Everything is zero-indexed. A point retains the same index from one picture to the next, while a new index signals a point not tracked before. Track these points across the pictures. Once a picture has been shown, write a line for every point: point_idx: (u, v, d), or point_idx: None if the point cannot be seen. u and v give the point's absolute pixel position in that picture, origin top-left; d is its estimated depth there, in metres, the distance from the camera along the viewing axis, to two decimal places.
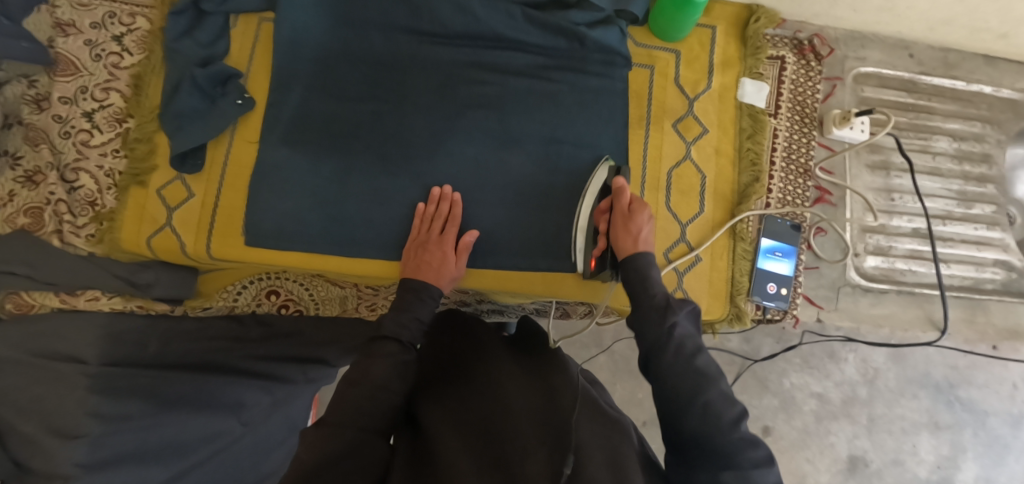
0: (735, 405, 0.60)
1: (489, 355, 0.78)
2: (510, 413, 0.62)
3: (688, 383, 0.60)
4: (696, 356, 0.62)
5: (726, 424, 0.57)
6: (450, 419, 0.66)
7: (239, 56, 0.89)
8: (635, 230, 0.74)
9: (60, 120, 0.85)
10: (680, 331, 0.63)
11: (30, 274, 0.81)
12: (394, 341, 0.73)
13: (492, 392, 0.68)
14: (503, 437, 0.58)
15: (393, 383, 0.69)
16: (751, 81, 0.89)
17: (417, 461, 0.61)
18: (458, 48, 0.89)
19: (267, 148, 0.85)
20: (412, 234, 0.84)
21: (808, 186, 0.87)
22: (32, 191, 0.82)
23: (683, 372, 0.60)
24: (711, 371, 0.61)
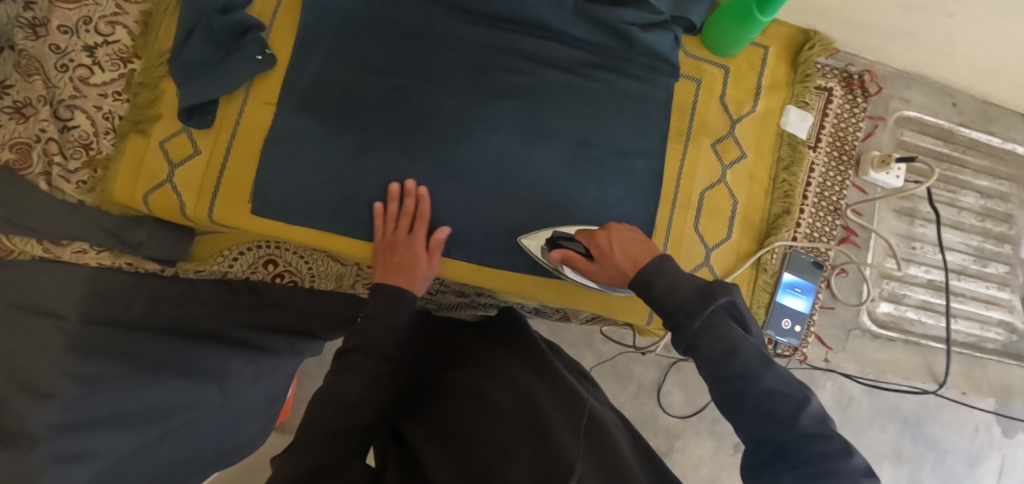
0: (791, 396, 0.52)
1: (472, 356, 0.78)
2: (479, 417, 0.62)
3: (731, 386, 0.53)
4: (735, 357, 0.54)
5: (781, 423, 0.51)
6: (427, 427, 0.65)
7: (263, 6, 0.80)
8: (611, 273, 0.66)
9: (57, 50, 0.76)
10: (714, 331, 0.55)
11: (10, 218, 0.74)
12: (365, 353, 0.69)
13: (465, 391, 0.68)
14: (476, 444, 0.58)
15: (369, 402, 0.66)
16: (796, 110, 0.86)
17: (403, 473, 0.60)
18: (499, 30, 0.81)
19: (282, 113, 0.78)
20: (375, 236, 0.79)
21: (836, 224, 0.86)
22: (19, 125, 0.74)
23: (725, 377, 0.54)
24: (753, 362, 0.53)
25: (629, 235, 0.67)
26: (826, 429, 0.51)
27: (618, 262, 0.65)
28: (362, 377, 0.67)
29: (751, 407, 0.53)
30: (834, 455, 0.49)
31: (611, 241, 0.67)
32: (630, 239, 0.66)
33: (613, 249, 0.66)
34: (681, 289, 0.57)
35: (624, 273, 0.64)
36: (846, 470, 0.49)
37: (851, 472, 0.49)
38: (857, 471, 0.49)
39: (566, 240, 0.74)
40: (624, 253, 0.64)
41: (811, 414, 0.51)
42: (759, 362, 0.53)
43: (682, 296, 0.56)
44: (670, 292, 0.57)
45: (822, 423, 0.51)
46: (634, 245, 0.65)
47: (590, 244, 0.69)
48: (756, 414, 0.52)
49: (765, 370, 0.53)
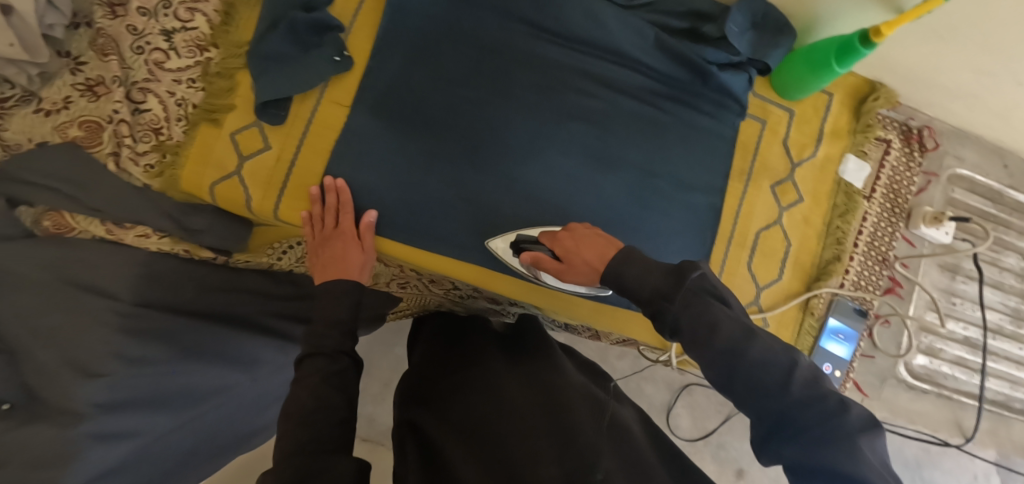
0: (779, 365, 0.50)
1: (484, 354, 0.80)
2: (502, 418, 0.63)
3: (721, 362, 0.52)
4: (718, 332, 0.52)
5: (774, 392, 0.50)
6: (448, 421, 0.66)
7: (344, 7, 0.80)
8: (581, 270, 0.65)
9: (134, 32, 0.79)
10: (695, 311, 0.53)
11: (74, 195, 0.76)
12: (321, 351, 0.68)
13: (483, 387, 0.70)
14: (501, 443, 0.59)
15: (332, 397, 0.64)
16: (855, 159, 0.87)
17: (424, 462, 0.61)
18: (577, 52, 0.81)
19: (355, 116, 0.78)
20: (308, 237, 0.78)
21: (882, 274, 0.88)
22: (90, 102, 0.78)
23: (714, 356, 0.52)
24: (736, 334, 0.51)
25: (589, 233, 0.67)
26: (817, 389, 0.50)
27: (586, 258, 0.64)
28: (322, 377, 0.65)
29: (743, 383, 0.51)
30: (827, 413, 0.49)
31: (575, 239, 0.67)
32: (592, 236, 0.66)
33: (579, 246, 0.66)
34: (653, 275, 0.57)
35: (594, 269, 0.63)
36: (841, 427, 0.49)
37: (847, 428, 0.49)
38: (854, 423, 0.49)
39: (530, 243, 0.76)
40: (589, 249, 0.64)
41: (802, 376, 0.50)
42: (742, 333, 0.51)
43: (660, 283, 0.56)
44: (644, 280, 0.57)
45: (813, 384, 0.50)
46: (597, 240, 0.65)
47: (554, 246, 0.69)
48: (749, 389, 0.51)
49: (749, 340, 0.51)
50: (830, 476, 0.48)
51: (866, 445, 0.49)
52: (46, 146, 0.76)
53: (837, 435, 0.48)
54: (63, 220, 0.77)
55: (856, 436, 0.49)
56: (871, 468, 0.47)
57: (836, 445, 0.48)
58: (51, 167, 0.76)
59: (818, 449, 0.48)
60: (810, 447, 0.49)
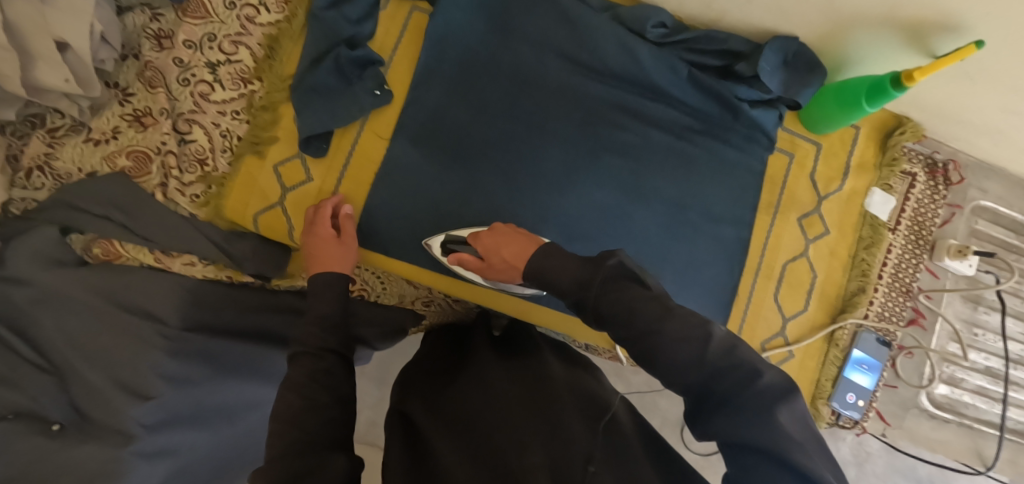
0: (693, 336, 0.47)
1: (478, 352, 0.79)
2: (489, 410, 0.61)
3: (643, 345, 0.49)
4: (640, 314, 0.49)
5: (694, 365, 0.46)
6: (436, 410, 0.66)
7: (384, 41, 0.83)
8: (502, 267, 0.69)
9: (180, 64, 0.81)
10: (613, 299, 0.51)
11: (126, 223, 0.78)
12: (307, 349, 0.62)
13: (474, 380, 0.69)
14: (487, 433, 0.57)
15: (320, 395, 0.57)
16: (880, 192, 0.89)
17: (406, 445, 0.60)
18: (611, 86, 0.83)
19: (396, 148, 0.81)
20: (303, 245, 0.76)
21: (906, 306, 0.89)
22: (138, 132, 0.81)
23: (635, 338, 0.49)
24: (654, 313, 0.48)
25: (508, 231, 0.70)
26: (734, 357, 0.46)
27: (506, 256, 0.68)
28: (310, 372, 0.59)
29: (664, 361, 0.48)
30: (742, 379, 0.45)
31: (496, 239, 0.70)
32: (511, 235, 0.69)
33: (499, 246, 0.69)
34: (566, 268, 0.57)
35: (514, 267, 0.67)
36: (757, 392, 0.44)
37: (762, 395, 0.44)
38: (772, 389, 0.45)
39: (463, 245, 0.76)
40: (506, 247, 0.68)
41: (717, 344, 0.47)
42: (660, 312, 0.48)
43: (574, 275, 0.56)
44: (559, 273, 0.57)
45: (728, 352, 0.46)
46: (515, 240, 0.68)
47: (479, 245, 0.72)
48: (673, 365, 0.47)
49: (666, 318, 0.48)
50: (759, 456, 0.43)
51: (787, 414, 0.44)
52: (96, 175, 0.80)
53: (758, 403, 0.44)
54: (111, 247, 0.78)
55: (773, 400, 0.44)
56: (793, 440, 0.43)
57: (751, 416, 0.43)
58: (99, 193, 0.78)
59: (736, 420, 0.44)
60: (729, 417, 0.44)
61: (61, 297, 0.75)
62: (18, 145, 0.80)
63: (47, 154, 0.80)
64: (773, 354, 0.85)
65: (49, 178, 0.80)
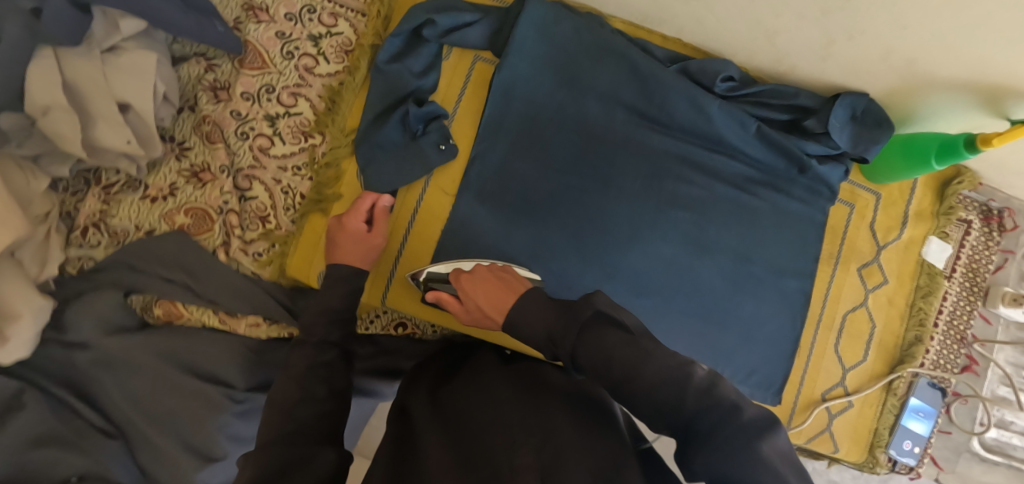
0: (672, 380, 0.43)
1: (478, 354, 0.76)
2: (485, 412, 0.58)
3: (622, 392, 0.45)
4: (616, 361, 0.45)
5: (672, 407, 0.42)
6: (431, 408, 0.63)
7: (447, 92, 0.82)
8: (478, 314, 0.63)
9: (239, 117, 0.79)
10: (591, 349, 0.46)
11: (190, 284, 0.76)
12: (313, 340, 0.63)
13: (471, 383, 0.66)
14: (476, 434, 0.54)
15: (317, 389, 0.58)
16: (937, 241, 0.89)
17: (394, 449, 0.58)
18: (678, 140, 0.82)
19: (462, 204, 0.80)
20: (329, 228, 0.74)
21: (960, 353, 0.90)
22: (196, 188, 0.78)
23: (611, 384, 0.45)
24: (632, 358, 0.44)
25: (491, 274, 0.65)
26: (715, 395, 0.42)
27: (480, 303, 0.62)
28: (309, 365, 0.59)
29: (645, 405, 0.44)
30: (721, 413, 0.40)
31: (474, 282, 0.65)
32: (491, 278, 0.64)
33: (475, 289, 0.64)
34: (544, 317, 0.52)
35: (488, 314, 0.61)
36: (737, 425, 0.39)
37: (745, 429, 0.39)
38: (755, 425, 0.40)
39: (442, 283, 0.73)
40: (483, 296, 0.62)
41: (698, 380, 0.43)
42: (636, 358, 0.44)
43: (550, 326, 0.50)
44: (536, 324, 0.52)
45: (708, 389, 0.42)
46: (493, 285, 0.62)
47: (459, 285, 0.67)
48: (652, 409, 0.43)
49: (643, 361, 0.44)
50: None
51: (771, 451, 0.39)
52: (154, 233, 0.77)
53: (738, 442, 0.39)
54: (174, 308, 0.77)
55: (754, 432, 0.39)
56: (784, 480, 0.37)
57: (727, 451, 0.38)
58: (159, 253, 0.76)
59: (720, 463, 0.38)
60: (709, 459, 0.39)
61: (125, 363, 0.74)
62: (72, 203, 0.79)
63: (102, 211, 0.78)
64: (834, 404, 0.85)
65: (105, 235, 0.78)
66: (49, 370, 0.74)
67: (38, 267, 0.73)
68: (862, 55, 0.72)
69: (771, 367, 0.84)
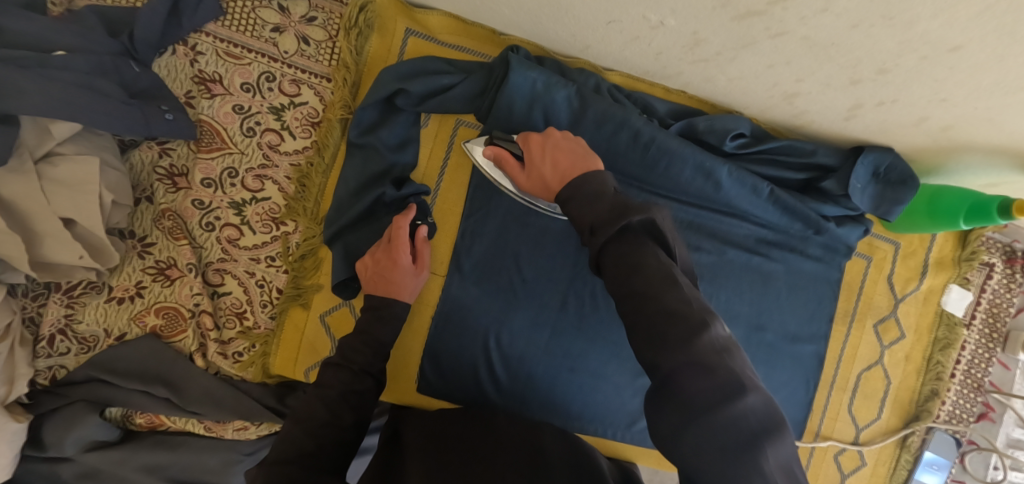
0: (687, 316, 0.40)
1: (485, 399, 0.76)
2: (474, 453, 0.59)
3: (628, 306, 0.43)
4: (641, 273, 0.43)
5: (670, 347, 0.39)
6: (424, 437, 0.63)
7: (427, 167, 0.76)
8: (535, 182, 0.59)
9: (201, 206, 0.73)
10: (624, 246, 0.45)
11: (172, 397, 0.71)
12: (350, 366, 0.61)
13: (476, 425, 0.66)
14: (460, 471, 0.53)
15: (344, 416, 0.57)
16: (958, 288, 0.83)
17: (379, 467, 0.59)
18: (683, 205, 0.76)
19: (455, 287, 0.75)
20: (369, 263, 0.69)
21: (977, 401, 0.86)
22: (164, 287, 0.73)
23: (623, 295, 0.44)
24: (655, 282, 0.42)
25: (568, 145, 0.60)
26: (719, 360, 0.38)
27: (545, 174, 0.58)
28: (342, 392, 0.58)
29: (644, 330, 0.42)
30: (721, 394, 0.37)
31: (544, 150, 0.60)
32: (563, 148, 0.59)
33: (545, 157, 0.59)
34: (601, 204, 0.48)
35: (547, 184, 0.58)
36: (738, 415, 0.36)
37: (745, 421, 0.37)
38: (757, 414, 0.37)
39: (506, 143, 0.66)
40: (553, 166, 0.57)
41: (711, 336, 0.39)
42: (663, 281, 0.42)
43: (596, 217, 0.47)
44: (586, 208, 0.49)
45: (718, 353, 0.39)
46: (566, 157, 0.57)
47: (524, 151, 0.62)
48: (647, 337, 0.41)
49: (667, 288, 0.42)
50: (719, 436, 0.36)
51: (771, 457, 0.36)
52: (125, 339, 0.73)
53: (735, 433, 0.36)
54: (157, 417, 0.75)
55: (757, 432, 0.36)
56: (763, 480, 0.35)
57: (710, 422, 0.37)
58: (133, 364, 0.71)
59: (709, 442, 0.36)
60: (699, 434, 0.37)
61: (111, 475, 0.71)
62: (34, 308, 0.72)
63: (67, 316, 0.72)
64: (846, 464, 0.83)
65: (74, 342, 0.73)
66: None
67: (5, 388, 0.68)
68: (890, 119, 0.65)
69: None
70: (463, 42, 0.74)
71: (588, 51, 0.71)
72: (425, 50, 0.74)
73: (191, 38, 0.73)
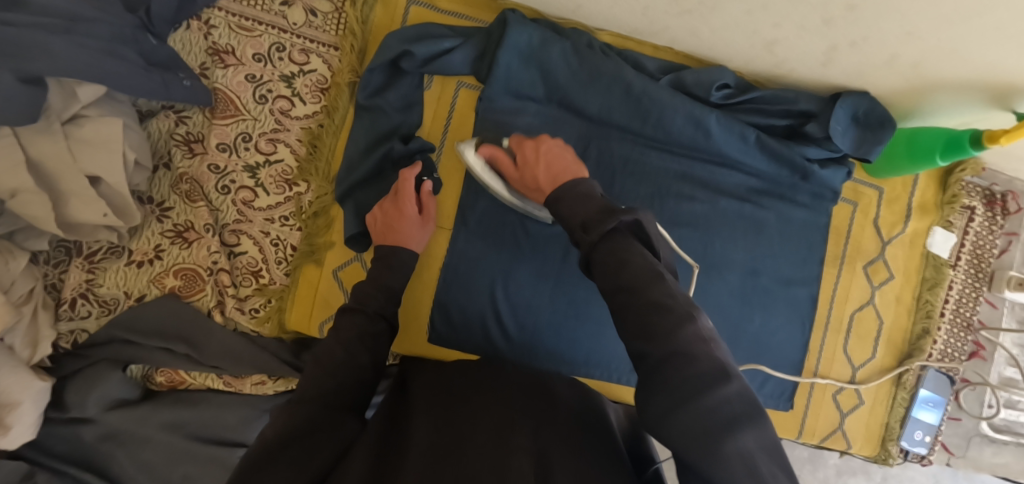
0: (673, 309, 0.41)
1: (495, 347, 0.78)
2: (482, 404, 0.58)
3: (619, 300, 0.44)
4: (629, 268, 0.43)
5: (662, 338, 0.40)
6: (432, 389, 0.63)
7: (432, 127, 0.80)
8: (529, 184, 0.62)
9: (217, 170, 0.76)
10: (613, 247, 0.45)
11: (192, 354, 0.74)
12: (362, 309, 0.63)
13: (487, 376, 0.66)
14: (472, 424, 0.53)
15: (360, 356, 0.59)
16: (942, 231, 0.87)
17: (387, 413, 0.58)
18: (677, 157, 0.80)
19: (460, 241, 0.78)
20: (376, 212, 0.72)
21: (968, 340, 0.89)
22: (182, 249, 0.76)
23: (612, 290, 0.44)
24: (643, 277, 0.43)
25: (561, 151, 0.62)
26: (701, 349, 0.40)
27: (537, 177, 0.61)
28: (358, 333, 0.61)
29: (634, 321, 0.42)
30: (704, 382, 0.38)
31: (538, 152, 0.62)
32: (557, 154, 0.61)
33: (538, 160, 0.61)
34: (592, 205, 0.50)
35: (540, 188, 0.60)
36: (720, 402, 0.38)
37: (727, 407, 0.38)
38: (738, 400, 0.38)
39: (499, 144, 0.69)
40: (544, 168, 0.60)
41: (696, 327, 0.40)
42: (649, 277, 0.43)
43: (587, 216, 0.48)
44: (578, 208, 0.50)
45: (701, 342, 0.40)
46: (558, 161, 0.60)
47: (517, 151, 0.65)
48: (637, 330, 0.42)
49: (653, 283, 0.42)
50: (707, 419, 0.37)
51: (753, 439, 0.37)
52: (145, 300, 0.75)
53: (719, 418, 0.37)
54: (177, 375, 0.77)
55: (738, 417, 0.37)
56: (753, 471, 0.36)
57: (696, 403, 0.37)
58: (154, 323, 0.74)
59: (697, 426, 0.37)
60: (689, 417, 0.37)
61: (132, 436, 0.72)
62: (56, 275, 0.75)
63: (88, 281, 0.75)
64: (844, 404, 0.86)
65: (95, 305, 0.75)
66: (60, 449, 0.72)
67: (29, 349, 0.70)
68: (864, 60, 0.70)
69: (787, 372, 0.83)
70: (461, 9, 0.79)
71: (580, 11, 0.76)
72: (426, 18, 0.78)
73: (204, 13, 0.77)
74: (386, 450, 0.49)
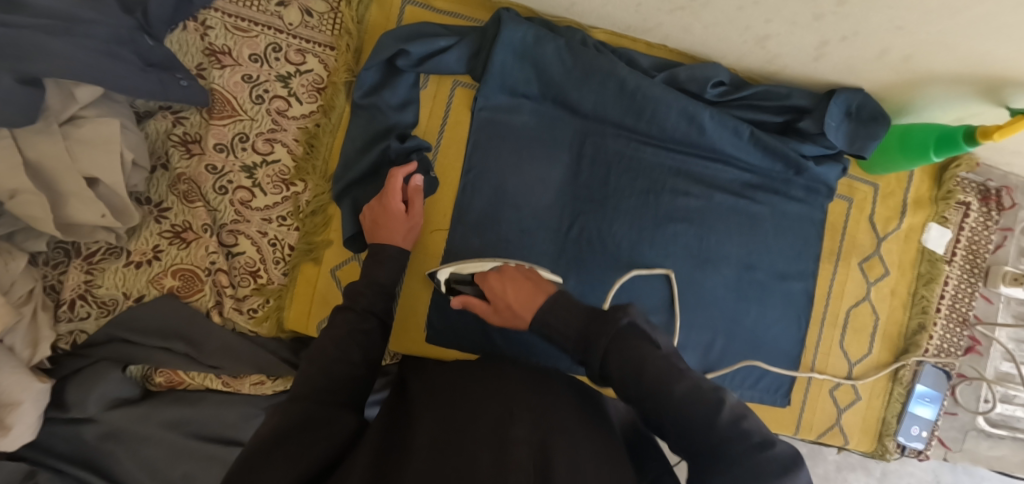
0: (706, 397, 0.44)
1: (491, 343, 0.79)
2: (483, 398, 0.58)
3: (648, 404, 0.45)
4: (648, 368, 0.45)
5: (703, 428, 0.42)
6: (432, 388, 0.63)
7: (427, 125, 0.80)
8: (507, 314, 0.64)
9: (214, 171, 0.77)
10: (623, 350, 0.47)
11: (191, 353, 0.74)
12: (355, 307, 0.63)
13: (487, 368, 0.65)
14: (473, 420, 0.53)
15: (352, 353, 0.58)
16: (937, 227, 0.87)
17: (388, 413, 0.58)
18: (672, 153, 0.80)
19: (456, 237, 0.78)
20: (366, 212, 0.73)
21: (963, 335, 0.90)
22: (180, 249, 0.76)
23: (637, 398, 0.45)
24: (665, 370, 0.45)
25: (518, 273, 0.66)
26: (741, 425, 0.42)
27: (509, 302, 0.63)
28: (349, 330, 0.60)
29: (671, 422, 0.44)
30: (753, 452, 0.41)
31: (502, 280, 0.65)
32: (518, 277, 0.64)
33: (505, 289, 0.64)
34: (574, 314, 0.54)
35: (519, 314, 0.62)
36: (767, 462, 0.41)
37: (772, 466, 0.41)
38: (780, 459, 0.42)
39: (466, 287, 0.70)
40: (512, 292, 0.63)
41: (727, 409, 0.43)
42: (671, 371, 0.45)
43: (583, 331, 0.51)
44: (563, 323, 0.54)
45: (737, 420, 0.43)
46: (521, 284, 0.63)
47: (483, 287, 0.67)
48: (678, 428, 0.44)
49: (678, 377, 0.44)
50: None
51: None
52: (143, 300, 0.75)
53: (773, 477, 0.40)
54: (176, 376, 0.77)
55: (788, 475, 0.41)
56: None
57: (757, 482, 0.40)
58: (154, 322, 0.74)
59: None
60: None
61: (132, 435, 0.73)
62: (55, 276, 0.75)
63: (87, 282, 0.75)
64: (841, 400, 0.87)
65: (94, 306, 0.75)
66: (60, 449, 0.73)
67: (29, 350, 0.70)
68: (857, 55, 0.70)
69: (783, 367, 0.84)
70: (456, 8, 0.79)
71: (574, 8, 0.76)
72: (421, 17, 0.79)
73: (200, 14, 0.77)
74: (387, 452, 0.49)
